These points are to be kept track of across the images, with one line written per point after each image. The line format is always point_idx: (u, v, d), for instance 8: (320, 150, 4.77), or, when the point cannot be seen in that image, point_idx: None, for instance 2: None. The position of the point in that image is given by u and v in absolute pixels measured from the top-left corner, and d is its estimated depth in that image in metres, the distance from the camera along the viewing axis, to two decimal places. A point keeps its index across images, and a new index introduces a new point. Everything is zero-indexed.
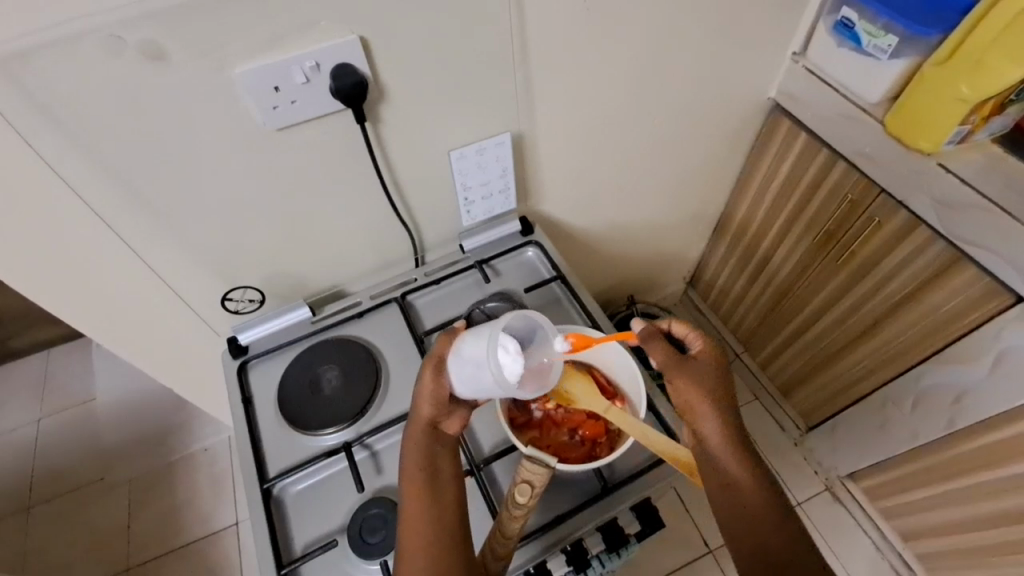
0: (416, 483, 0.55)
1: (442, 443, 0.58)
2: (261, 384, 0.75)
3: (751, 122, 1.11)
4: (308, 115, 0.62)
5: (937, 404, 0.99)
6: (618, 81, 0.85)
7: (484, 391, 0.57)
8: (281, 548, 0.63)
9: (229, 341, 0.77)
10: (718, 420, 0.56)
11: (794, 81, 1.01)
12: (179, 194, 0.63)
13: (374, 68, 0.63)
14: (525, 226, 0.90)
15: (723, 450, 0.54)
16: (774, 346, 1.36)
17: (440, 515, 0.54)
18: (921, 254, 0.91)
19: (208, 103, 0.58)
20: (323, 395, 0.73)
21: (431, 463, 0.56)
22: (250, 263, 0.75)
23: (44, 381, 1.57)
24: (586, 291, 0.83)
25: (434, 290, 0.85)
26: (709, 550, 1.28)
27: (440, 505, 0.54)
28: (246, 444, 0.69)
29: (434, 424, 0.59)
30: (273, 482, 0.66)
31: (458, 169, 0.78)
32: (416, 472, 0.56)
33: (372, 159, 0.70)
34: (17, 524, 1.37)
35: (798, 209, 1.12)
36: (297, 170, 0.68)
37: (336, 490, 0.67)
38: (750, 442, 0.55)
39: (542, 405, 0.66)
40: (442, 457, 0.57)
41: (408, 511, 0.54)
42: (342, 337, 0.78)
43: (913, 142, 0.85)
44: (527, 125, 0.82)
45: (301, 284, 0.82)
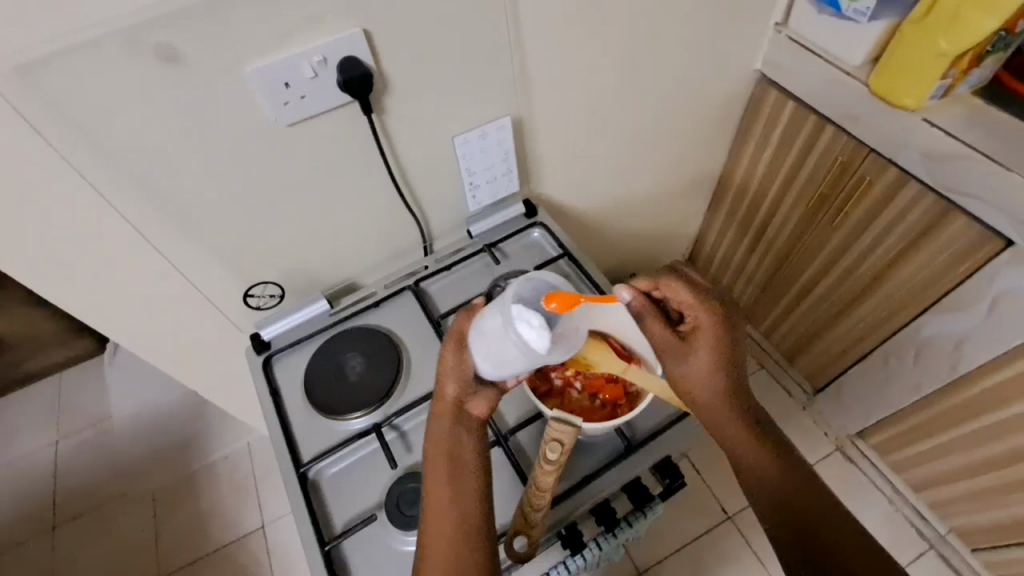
0: (440, 464, 0.59)
1: (466, 424, 0.61)
2: (287, 376, 0.78)
3: (739, 95, 1.14)
4: (317, 109, 0.65)
5: (938, 352, 1.02)
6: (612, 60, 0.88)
7: (509, 370, 0.61)
8: (322, 528, 0.65)
9: (253, 337, 0.79)
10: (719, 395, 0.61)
11: (779, 51, 1.04)
12: (199, 193, 0.66)
13: (377, 60, 0.65)
14: (529, 208, 0.93)
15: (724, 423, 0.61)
16: (777, 314, 1.39)
17: (459, 493, 0.57)
18: (913, 208, 0.94)
19: (222, 102, 0.60)
20: (349, 382, 0.75)
21: (455, 445, 0.60)
22: (268, 259, 0.77)
23: (61, 403, 1.59)
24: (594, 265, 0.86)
25: (446, 276, 0.88)
26: (727, 516, 1.30)
27: (462, 486, 0.58)
28: (278, 432, 0.72)
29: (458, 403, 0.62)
30: (309, 465, 0.68)
31: (462, 155, 0.81)
32: (440, 453, 0.60)
33: (380, 149, 0.72)
34: (45, 543, 1.39)
35: (791, 176, 1.15)
36: (310, 163, 0.70)
37: (369, 469, 0.69)
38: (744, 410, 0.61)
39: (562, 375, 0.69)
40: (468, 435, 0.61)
41: (433, 487, 0.58)
42: (361, 326, 0.81)
43: (896, 99, 0.88)
44: (525, 108, 0.84)
45: (318, 277, 0.84)
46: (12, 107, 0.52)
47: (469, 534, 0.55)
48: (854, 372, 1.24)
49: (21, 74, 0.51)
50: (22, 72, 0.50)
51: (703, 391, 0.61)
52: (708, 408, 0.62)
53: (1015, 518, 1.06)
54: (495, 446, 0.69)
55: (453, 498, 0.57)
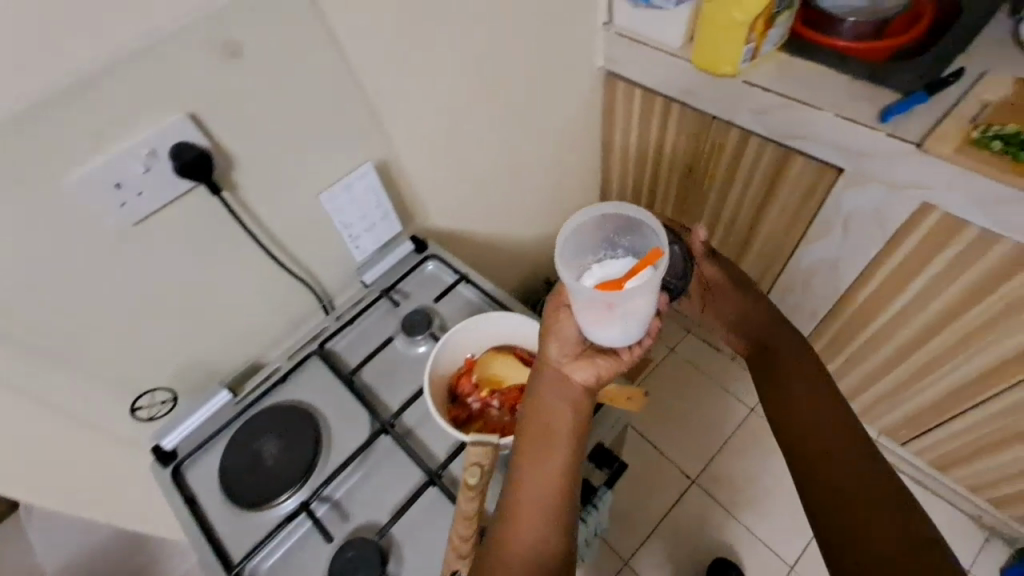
0: (537, 438, 0.58)
1: (571, 385, 0.60)
2: (201, 479, 0.73)
3: (591, 92, 1.23)
4: (159, 202, 0.63)
5: (819, 279, 1.13)
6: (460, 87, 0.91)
7: (614, 328, 0.56)
8: None
9: (154, 451, 0.74)
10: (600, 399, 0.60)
11: (614, 47, 1.13)
12: (46, 318, 0.61)
13: (212, 139, 0.64)
14: (418, 243, 0.93)
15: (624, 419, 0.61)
16: None
17: (543, 477, 0.56)
18: (760, 158, 1.04)
19: (46, 219, 0.56)
20: (267, 467, 0.72)
21: (550, 420, 0.59)
22: (150, 365, 0.73)
23: None
24: (490, 282, 0.88)
25: (350, 330, 0.86)
26: (691, 480, 1.41)
27: (548, 471, 0.57)
28: (200, 543, 0.67)
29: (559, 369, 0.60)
30: (239, 567, 0.64)
31: (332, 209, 0.80)
32: (537, 425, 0.58)
33: (241, 225, 0.71)
34: None
35: (657, 153, 1.25)
36: (168, 257, 0.67)
37: (306, 550, 0.66)
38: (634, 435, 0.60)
39: (476, 398, 0.70)
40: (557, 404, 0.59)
41: (524, 463, 0.57)
42: (270, 406, 0.77)
43: (717, 70, 0.97)
44: (386, 150, 0.86)
45: (214, 368, 0.80)
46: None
47: (561, 516, 0.55)
48: (762, 312, 1.35)
49: None
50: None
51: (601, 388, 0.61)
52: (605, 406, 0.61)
53: (925, 406, 1.18)
54: (429, 490, 0.68)
55: (543, 480, 0.56)
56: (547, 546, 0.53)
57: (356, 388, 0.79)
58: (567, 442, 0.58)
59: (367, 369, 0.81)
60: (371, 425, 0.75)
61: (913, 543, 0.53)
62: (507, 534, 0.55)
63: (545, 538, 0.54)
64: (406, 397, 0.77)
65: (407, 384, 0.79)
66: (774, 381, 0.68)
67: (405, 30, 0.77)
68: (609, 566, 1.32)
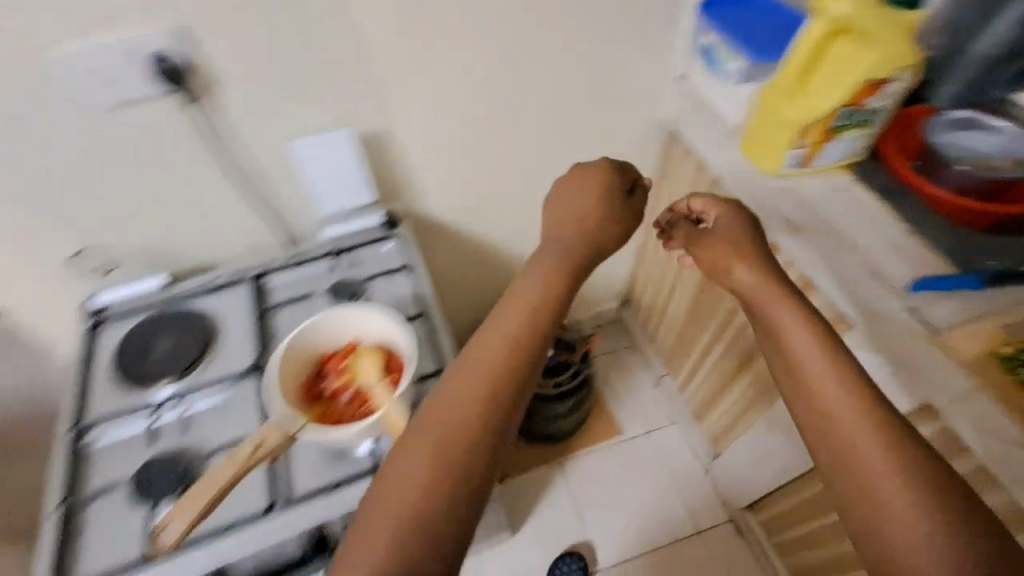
0: (529, 304, 0.59)
1: (529, 289, 0.60)
2: (105, 343, 0.81)
3: (647, 143, 1.16)
4: (135, 95, 0.69)
5: (805, 432, 1.00)
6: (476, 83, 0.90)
7: None
8: (75, 484, 0.68)
9: (87, 303, 0.84)
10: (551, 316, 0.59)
11: (678, 104, 1.06)
12: (23, 157, 0.70)
13: (197, 60, 0.70)
14: (388, 220, 0.95)
15: (530, 340, 0.56)
16: (690, 366, 1.40)
17: (526, 325, 0.57)
18: None
19: (40, 91, 0.66)
20: (151, 356, 0.78)
21: (541, 312, 0.58)
22: (112, 232, 0.82)
23: None
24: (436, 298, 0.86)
25: (133, 318, 0.83)
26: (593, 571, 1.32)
27: (552, 277, 0.61)
28: (72, 394, 0.75)
29: (631, 180, 0.72)
30: (85, 426, 0.72)
31: (302, 159, 0.83)
32: (523, 312, 0.58)
33: (212, 142, 0.77)
34: None
35: None
36: (152, 159, 0.76)
37: (133, 443, 0.72)
38: (542, 346, 0.57)
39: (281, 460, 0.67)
40: (614, 204, 0.68)
41: (505, 311, 0.58)
42: (190, 308, 0.84)
43: (757, 160, 0.88)
44: (379, 124, 0.87)
45: (167, 258, 0.88)
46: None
47: (520, 351, 0.55)
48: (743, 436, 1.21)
49: None
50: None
51: (523, 333, 0.57)
52: (524, 327, 0.57)
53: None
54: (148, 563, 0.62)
55: (499, 347, 0.55)
56: (423, 475, 0.48)
57: (74, 459, 0.70)
58: (602, 233, 0.67)
59: (163, 390, 0.76)
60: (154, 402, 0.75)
61: (888, 542, 0.43)
62: (489, 335, 0.56)
63: (420, 461, 0.49)
64: (123, 479, 0.68)
65: None
66: (797, 377, 0.54)
67: (414, 20, 0.78)
68: None
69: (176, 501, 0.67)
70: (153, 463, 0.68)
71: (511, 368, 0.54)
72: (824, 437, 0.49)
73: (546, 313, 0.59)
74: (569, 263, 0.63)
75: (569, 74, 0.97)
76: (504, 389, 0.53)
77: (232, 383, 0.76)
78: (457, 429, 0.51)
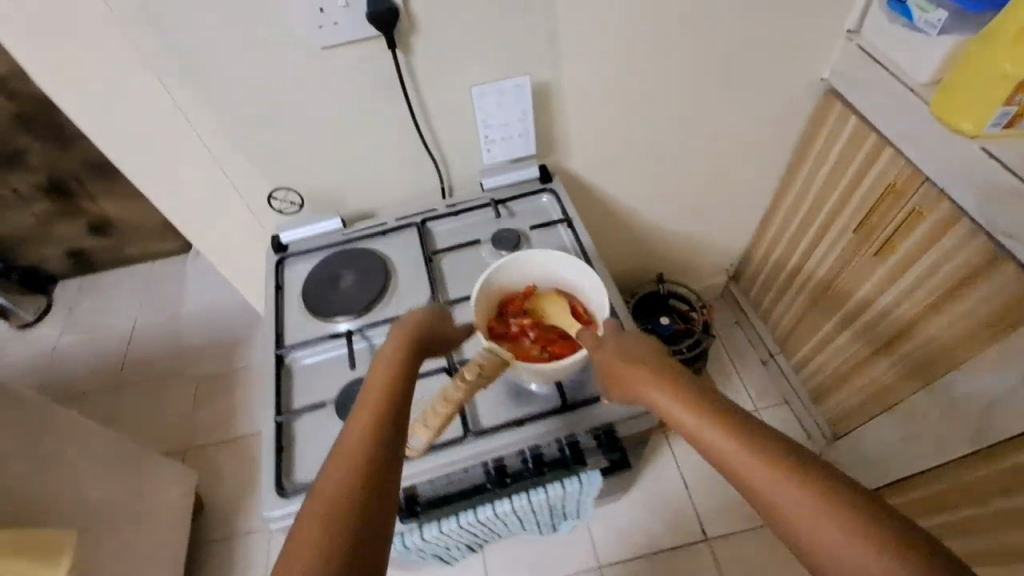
0: (393, 366, 0.54)
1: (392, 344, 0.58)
2: (293, 276, 0.89)
3: (800, 104, 1.11)
4: (347, 36, 0.72)
5: (966, 414, 0.95)
6: (649, 34, 0.88)
7: None
8: (283, 399, 0.76)
9: (274, 239, 0.91)
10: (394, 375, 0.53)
11: (847, 61, 1.00)
12: (241, 96, 0.75)
13: (408, 3, 0.72)
14: (544, 173, 0.95)
15: (390, 396, 0.50)
16: (813, 343, 1.36)
17: (377, 397, 0.49)
18: (961, 250, 0.89)
19: (270, 32, 0.70)
20: (339, 289, 0.84)
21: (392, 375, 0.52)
22: (299, 172, 0.87)
23: (147, 288, 1.87)
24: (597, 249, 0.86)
25: (317, 254, 0.90)
26: (704, 537, 1.32)
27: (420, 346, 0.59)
28: (271, 319, 0.83)
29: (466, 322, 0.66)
30: (287, 350, 0.79)
31: (479, 105, 0.85)
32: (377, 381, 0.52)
33: (403, 88, 0.80)
34: (106, 396, 1.64)
35: (847, 194, 1.11)
36: (348, 102, 0.80)
37: (330, 367, 0.79)
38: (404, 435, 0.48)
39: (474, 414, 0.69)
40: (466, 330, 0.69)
41: (372, 381, 0.52)
42: (365, 248, 0.89)
43: (955, 124, 0.81)
44: (551, 74, 0.87)
45: (341, 201, 0.93)
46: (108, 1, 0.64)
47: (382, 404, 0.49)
48: (880, 415, 1.18)
49: None
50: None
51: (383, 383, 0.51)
52: (381, 380, 0.51)
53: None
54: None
55: (389, 418, 0.47)
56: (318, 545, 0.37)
57: (281, 375, 0.78)
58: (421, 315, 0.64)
59: (348, 320, 0.82)
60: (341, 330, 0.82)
61: None
62: (375, 405, 0.48)
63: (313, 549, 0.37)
64: (328, 397, 0.76)
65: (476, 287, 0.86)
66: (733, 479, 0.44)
67: None
68: (579, 562, 1.31)
69: None
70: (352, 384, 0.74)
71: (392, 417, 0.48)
72: (781, 511, 0.40)
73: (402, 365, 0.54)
74: (415, 331, 0.61)
75: (740, 27, 0.93)
76: (369, 463, 0.43)
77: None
78: (360, 493, 0.41)
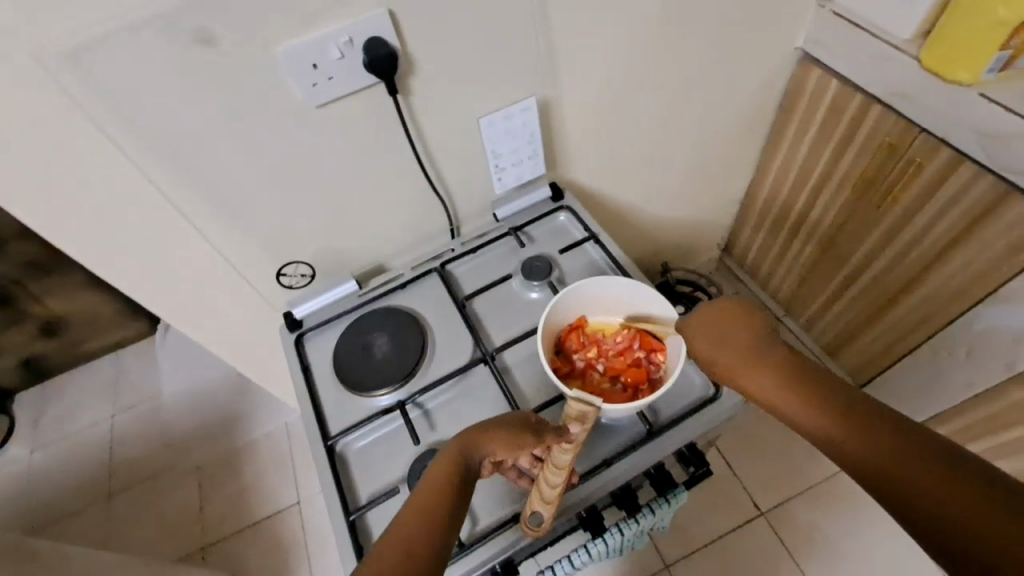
0: (448, 470, 0.51)
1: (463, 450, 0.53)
2: (317, 354, 0.81)
3: (778, 75, 1.12)
4: (344, 89, 0.65)
5: (994, 346, 0.99)
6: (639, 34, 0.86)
7: None
8: (347, 495, 0.69)
9: (286, 316, 0.83)
10: (451, 484, 0.51)
11: (822, 28, 1.01)
12: (232, 173, 0.67)
13: (404, 44, 0.66)
14: (555, 191, 0.92)
15: (437, 495, 0.49)
16: (820, 303, 1.39)
17: (431, 503, 0.49)
18: (969, 193, 0.91)
19: (260, 100, 0.62)
20: (374, 358, 0.78)
21: (448, 485, 0.50)
22: (303, 240, 0.79)
23: (116, 381, 1.70)
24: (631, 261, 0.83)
25: (337, 323, 0.83)
26: (760, 512, 1.30)
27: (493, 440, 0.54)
28: (308, 407, 0.76)
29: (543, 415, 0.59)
30: (336, 438, 0.72)
31: (488, 135, 0.81)
32: (430, 485, 0.50)
33: (406, 132, 0.73)
34: (100, 510, 1.49)
35: (837, 155, 1.13)
36: (348, 157, 0.73)
37: (388, 445, 0.72)
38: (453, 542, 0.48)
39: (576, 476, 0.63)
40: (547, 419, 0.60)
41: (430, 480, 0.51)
42: (389, 306, 0.83)
43: (951, 74, 0.83)
44: (550, 90, 0.83)
45: (350, 260, 0.86)
46: (75, 99, 0.55)
47: (432, 510, 0.48)
48: (903, 360, 1.21)
49: (72, 61, 0.52)
50: (75, 66, 0.53)
51: (440, 485, 0.50)
52: (439, 483, 0.50)
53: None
54: (459, 554, 0.63)
55: (436, 513, 0.48)
56: None
57: (337, 466, 0.71)
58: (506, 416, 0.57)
59: (390, 392, 0.75)
60: (387, 403, 0.75)
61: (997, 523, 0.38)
62: (426, 503, 0.49)
63: None
64: (396, 481, 0.69)
65: (517, 325, 0.80)
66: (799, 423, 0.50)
67: None
68: (645, 567, 1.27)
69: None
70: (419, 460, 0.68)
71: (438, 520, 0.48)
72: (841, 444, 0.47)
73: (459, 469, 0.52)
74: (491, 424, 0.55)
75: (724, 10, 0.91)
76: (416, 564, 0.44)
77: (461, 373, 0.75)
78: None
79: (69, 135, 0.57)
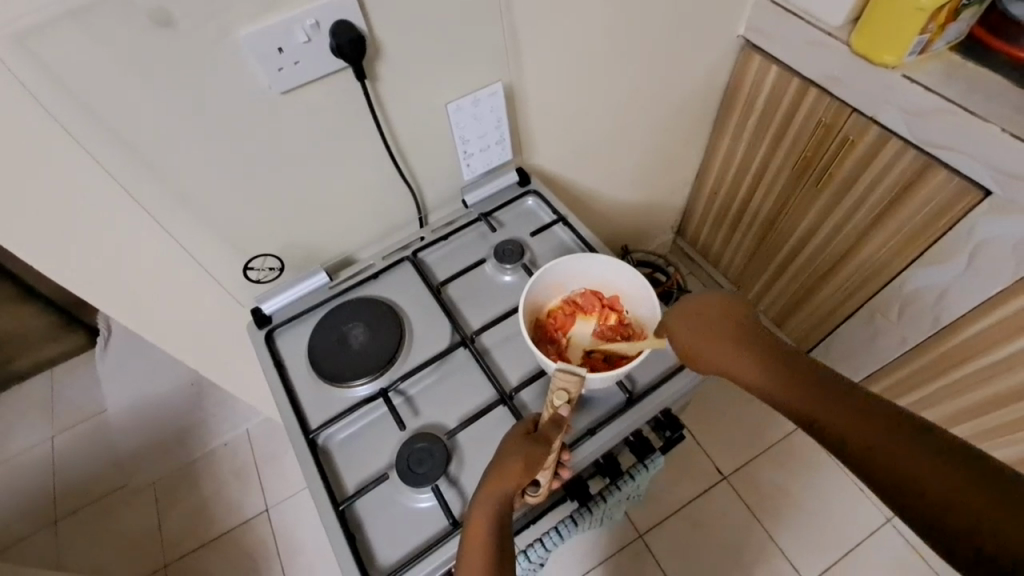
0: (483, 519, 0.55)
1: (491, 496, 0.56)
2: (290, 348, 0.79)
3: (722, 61, 1.18)
4: (310, 74, 0.64)
5: (921, 305, 1.09)
6: (597, 21, 0.88)
7: None
8: (334, 486, 0.68)
9: (254, 312, 0.81)
10: (490, 532, 0.55)
11: (762, 16, 1.07)
12: (192, 163, 0.64)
13: (369, 27, 0.65)
14: (522, 176, 0.94)
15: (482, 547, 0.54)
16: (766, 277, 1.48)
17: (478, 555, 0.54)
18: (895, 166, 1.00)
19: (221, 85, 0.60)
20: (351, 349, 0.77)
21: (490, 533, 0.55)
22: (270, 232, 0.77)
23: (54, 398, 1.58)
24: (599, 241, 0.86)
25: (310, 316, 0.82)
26: (722, 476, 1.38)
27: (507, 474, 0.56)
28: (285, 402, 0.74)
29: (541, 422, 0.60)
30: (318, 431, 0.71)
31: (455, 122, 0.81)
32: (475, 540, 0.55)
33: (374, 118, 0.73)
34: (44, 536, 1.39)
35: (778, 136, 1.20)
36: (315, 145, 0.72)
37: (372, 434, 0.72)
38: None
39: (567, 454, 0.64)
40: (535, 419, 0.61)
41: (471, 531, 0.56)
42: (362, 297, 0.82)
43: (878, 56, 0.91)
44: (513, 76, 0.85)
45: (318, 251, 0.85)
46: (21, 85, 0.52)
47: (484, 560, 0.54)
48: (842, 324, 1.31)
49: (18, 45, 0.49)
50: (20, 50, 0.50)
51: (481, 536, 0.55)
52: (478, 534, 0.55)
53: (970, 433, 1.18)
54: (453, 532, 0.63)
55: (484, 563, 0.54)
56: None
57: (321, 459, 0.70)
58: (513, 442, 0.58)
59: (368, 382, 0.75)
60: (367, 392, 0.74)
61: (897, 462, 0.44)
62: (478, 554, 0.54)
63: None
64: (385, 467, 0.69)
65: (493, 308, 0.81)
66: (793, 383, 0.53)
67: None
68: (620, 538, 1.32)
69: (448, 476, 0.67)
70: (407, 446, 0.68)
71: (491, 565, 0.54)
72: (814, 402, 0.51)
73: (489, 512, 0.56)
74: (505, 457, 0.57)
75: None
76: None
77: (441, 357, 0.75)
78: None
79: (14, 125, 0.54)
